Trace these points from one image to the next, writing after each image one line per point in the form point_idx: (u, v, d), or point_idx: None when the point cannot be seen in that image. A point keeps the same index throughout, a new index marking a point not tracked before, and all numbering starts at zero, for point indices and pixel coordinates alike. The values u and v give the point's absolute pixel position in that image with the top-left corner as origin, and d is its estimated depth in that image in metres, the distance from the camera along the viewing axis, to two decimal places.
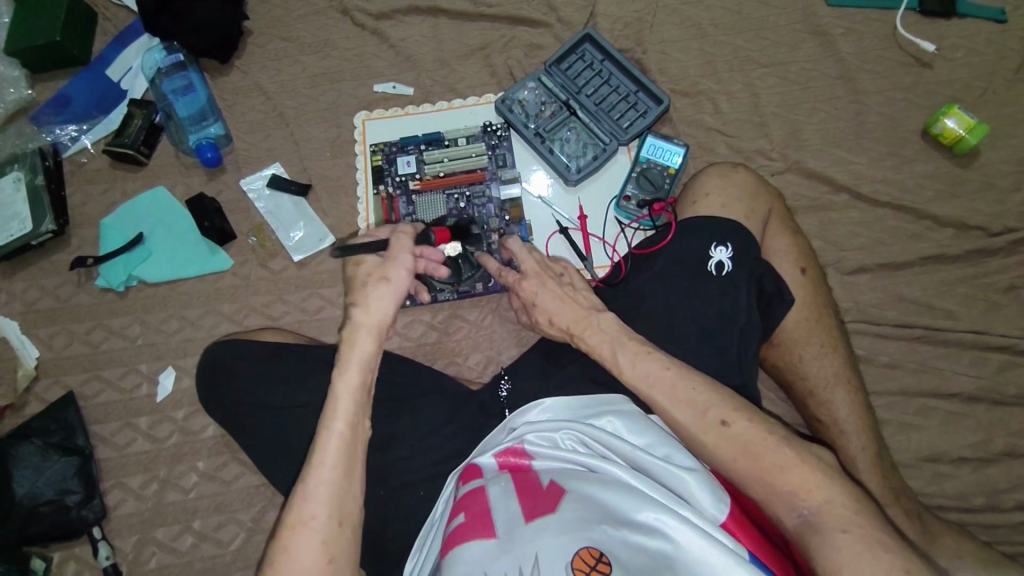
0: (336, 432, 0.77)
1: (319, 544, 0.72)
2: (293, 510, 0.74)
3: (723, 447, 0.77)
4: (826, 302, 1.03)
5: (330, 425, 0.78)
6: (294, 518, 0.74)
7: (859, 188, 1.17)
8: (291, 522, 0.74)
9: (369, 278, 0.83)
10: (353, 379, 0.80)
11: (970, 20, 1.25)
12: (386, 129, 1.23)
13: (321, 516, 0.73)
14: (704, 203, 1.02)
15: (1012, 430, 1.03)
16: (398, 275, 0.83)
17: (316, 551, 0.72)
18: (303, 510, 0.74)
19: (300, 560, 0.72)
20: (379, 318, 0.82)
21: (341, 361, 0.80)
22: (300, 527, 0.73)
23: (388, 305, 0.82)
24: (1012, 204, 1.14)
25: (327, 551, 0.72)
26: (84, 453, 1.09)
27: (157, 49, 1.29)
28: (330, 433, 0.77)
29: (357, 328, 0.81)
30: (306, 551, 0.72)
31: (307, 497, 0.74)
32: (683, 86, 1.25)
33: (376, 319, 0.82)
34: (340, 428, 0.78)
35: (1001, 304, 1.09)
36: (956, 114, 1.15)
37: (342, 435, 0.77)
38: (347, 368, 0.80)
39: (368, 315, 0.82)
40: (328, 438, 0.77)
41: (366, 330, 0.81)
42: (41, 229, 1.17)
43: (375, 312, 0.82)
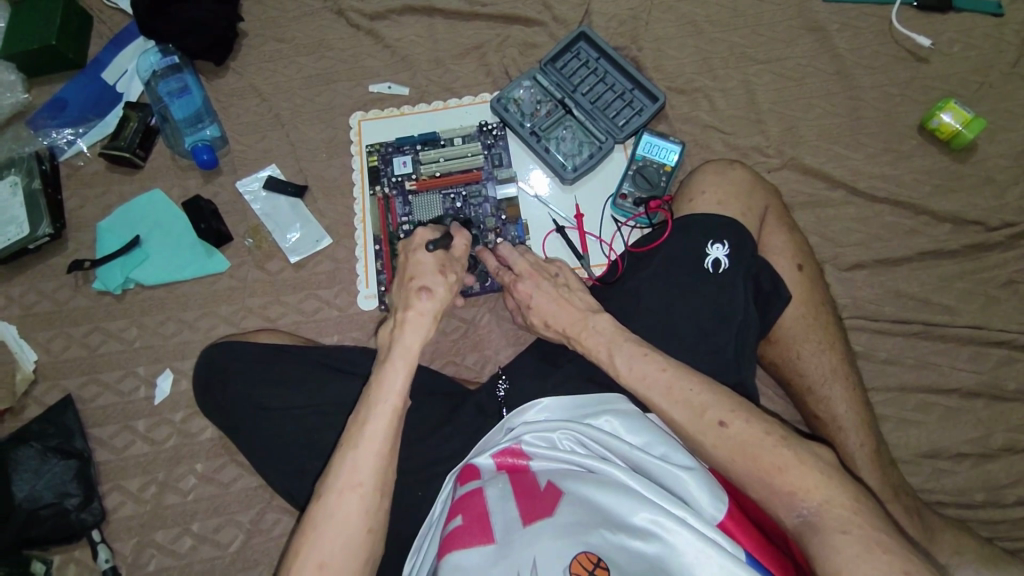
0: (391, 405, 0.77)
1: (363, 512, 0.73)
2: (339, 477, 0.74)
3: (721, 446, 0.76)
4: (824, 299, 1.02)
5: (384, 398, 0.78)
6: (340, 485, 0.74)
7: (856, 183, 1.16)
8: (336, 489, 0.74)
9: (440, 268, 0.87)
10: (410, 357, 0.81)
11: (966, 14, 1.25)
12: (382, 129, 1.23)
13: (369, 485, 0.74)
14: (701, 200, 1.02)
15: (1012, 425, 1.03)
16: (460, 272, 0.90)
17: (359, 519, 0.73)
18: (350, 479, 0.74)
19: (343, 526, 0.72)
20: (440, 304, 0.85)
21: (400, 337, 0.82)
22: (344, 495, 0.73)
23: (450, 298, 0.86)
24: (1011, 198, 1.14)
25: (369, 520, 0.73)
26: (82, 457, 1.09)
27: (152, 52, 1.29)
28: (385, 405, 0.77)
29: (422, 312, 0.83)
30: (350, 519, 0.72)
31: (355, 465, 0.74)
32: (679, 83, 1.24)
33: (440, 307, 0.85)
34: (395, 401, 0.78)
35: (1000, 299, 1.09)
36: (952, 108, 1.15)
37: (396, 408, 0.78)
38: (408, 346, 0.81)
39: (436, 301, 0.85)
40: (381, 410, 0.77)
41: (431, 316, 0.84)
42: (37, 234, 1.17)
43: (439, 299, 0.85)
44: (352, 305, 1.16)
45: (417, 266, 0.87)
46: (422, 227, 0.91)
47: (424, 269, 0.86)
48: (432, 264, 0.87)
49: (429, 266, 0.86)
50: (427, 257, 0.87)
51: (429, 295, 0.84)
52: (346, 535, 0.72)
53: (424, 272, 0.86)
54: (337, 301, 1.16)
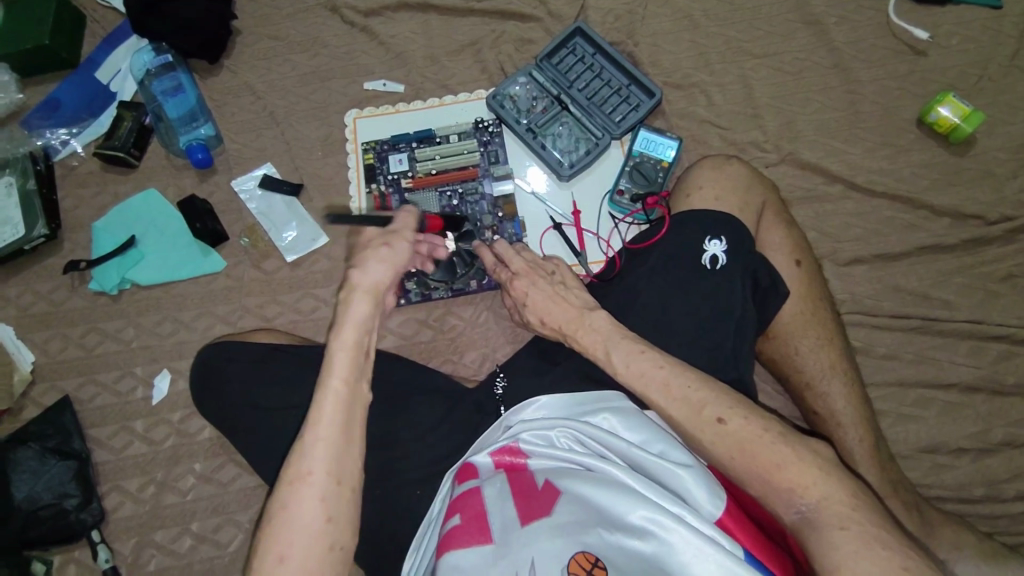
0: (332, 389, 0.76)
1: (318, 500, 0.71)
2: (290, 469, 0.73)
3: (719, 445, 0.76)
4: (823, 294, 1.02)
5: (326, 382, 0.76)
6: (290, 476, 0.72)
7: (854, 178, 1.16)
8: (287, 482, 0.72)
9: (373, 244, 0.83)
10: (350, 337, 0.78)
11: (965, 6, 1.24)
12: (378, 126, 1.23)
13: (318, 471, 0.72)
14: (698, 196, 1.02)
15: (1011, 420, 1.03)
16: (401, 245, 0.84)
17: (314, 509, 0.71)
18: (300, 469, 0.73)
19: (298, 517, 0.70)
20: (378, 279, 0.81)
21: (341, 318, 0.80)
22: (296, 485, 0.72)
23: (389, 270, 0.82)
24: (1009, 191, 1.13)
25: (325, 508, 0.71)
26: (81, 457, 1.09)
27: (145, 50, 1.28)
28: (327, 389, 0.75)
29: (360, 289, 0.80)
30: (304, 507, 0.71)
31: (303, 455, 0.73)
32: (675, 78, 1.24)
33: (379, 282, 0.81)
34: (339, 384, 0.76)
35: (1000, 294, 1.09)
36: (951, 102, 1.14)
37: (338, 391, 0.76)
38: (345, 326, 0.79)
39: (371, 278, 0.81)
40: (325, 394, 0.75)
41: (367, 291, 0.80)
42: (33, 235, 1.17)
43: (375, 273, 0.81)
44: None
45: (357, 247, 0.85)
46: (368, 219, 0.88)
47: (359, 249, 0.83)
48: (365, 243, 0.84)
49: (366, 243, 0.84)
50: (366, 234, 0.85)
51: (362, 272, 0.81)
52: (301, 526, 0.70)
53: (360, 250, 0.83)
54: (334, 300, 1.16)
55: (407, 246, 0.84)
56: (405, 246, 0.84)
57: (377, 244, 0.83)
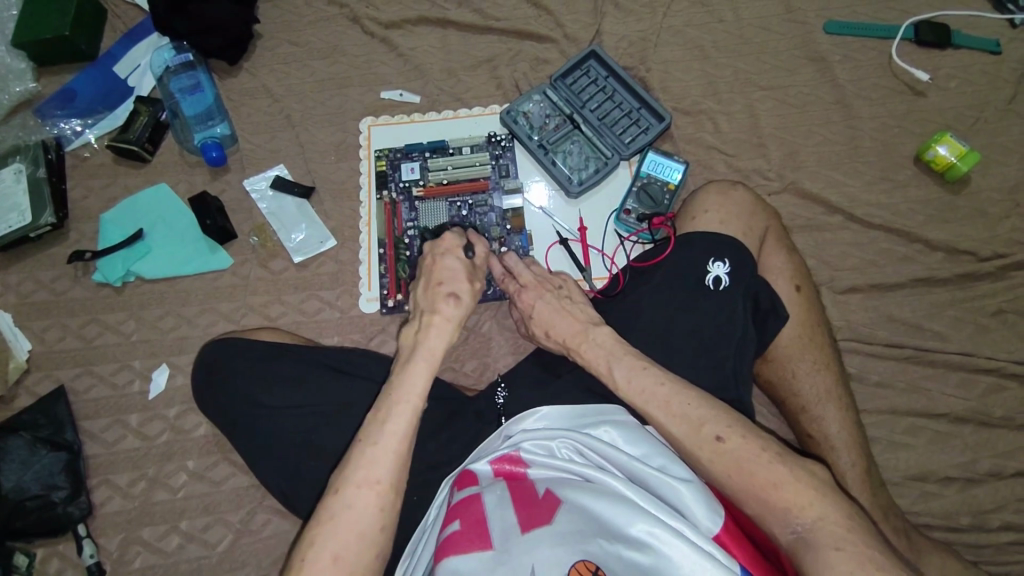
0: (412, 406, 0.78)
1: (379, 508, 0.73)
2: (358, 471, 0.74)
3: (718, 462, 0.77)
4: (820, 320, 1.04)
5: (404, 401, 0.79)
6: (359, 479, 0.73)
7: (853, 210, 1.19)
8: (354, 482, 0.73)
9: (464, 276, 0.89)
10: (432, 361, 0.82)
11: (964, 51, 1.29)
12: (391, 135, 1.25)
13: (387, 481, 0.74)
14: (703, 218, 1.04)
15: (999, 452, 1.05)
16: (483, 282, 0.92)
17: (373, 515, 0.72)
18: (369, 474, 0.74)
19: (358, 521, 0.72)
20: (463, 313, 0.87)
21: (426, 338, 0.84)
22: (360, 490, 0.73)
23: (476, 304, 0.89)
24: (1002, 230, 1.17)
25: (384, 519, 0.73)
26: (73, 449, 1.08)
27: (166, 48, 1.30)
28: (407, 405, 0.78)
29: (447, 318, 0.86)
30: (367, 513, 0.72)
31: (375, 461, 0.75)
32: (684, 105, 1.27)
33: (461, 314, 0.87)
34: (415, 403, 0.79)
35: (990, 328, 1.12)
36: (947, 141, 1.18)
37: (416, 410, 0.79)
38: (431, 350, 0.83)
39: (457, 310, 0.87)
40: (403, 411, 0.78)
41: (455, 324, 0.86)
42: (40, 222, 1.17)
43: (462, 305, 0.87)
44: (354, 307, 1.16)
45: (446, 273, 0.89)
46: (450, 232, 0.93)
47: (453, 277, 0.89)
48: (458, 272, 0.89)
49: (457, 273, 0.89)
50: (452, 265, 0.90)
51: (456, 304, 0.87)
52: (361, 530, 0.71)
53: (449, 279, 0.89)
54: (338, 303, 1.17)
55: (486, 283, 0.93)
56: (485, 284, 0.92)
57: (463, 277, 0.89)
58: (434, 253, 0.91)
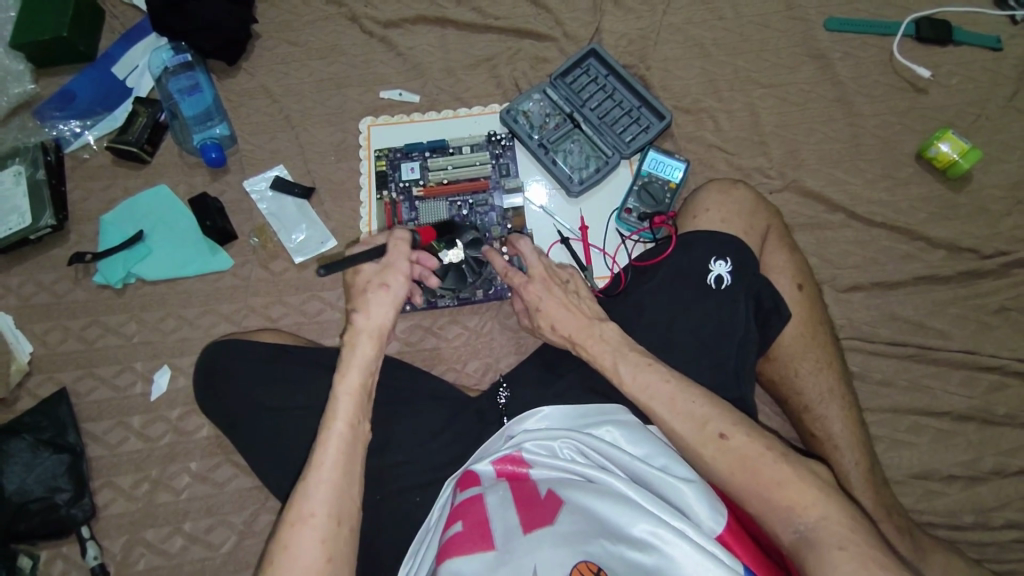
0: (338, 431, 0.78)
1: (319, 542, 0.72)
2: (292, 509, 0.74)
3: (721, 460, 0.77)
4: (823, 317, 1.04)
5: (330, 426, 0.78)
6: (293, 516, 0.73)
7: (855, 208, 1.19)
8: (291, 519, 0.73)
9: (371, 284, 0.85)
10: (353, 382, 0.81)
11: (965, 47, 1.29)
12: (391, 135, 1.25)
13: (321, 512, 0.73)
14: (705, 217, 1.04)
15: (1002, 450, 1.05)
16: (396, 283, 0.86)
17: (315, 550, 0.71)
18: (301, 510, 0.74)
19: (300, 558, 0.71)
20: (379, 324, 0.84)
21: (346, 358, 0.83)
22: (298, 524, 0.73)
23: (392, 312, 0.85)
24: (1004, 227, 1.17)
25: (327, 549, 0.72)
26: (75, 451, 1.08)
27: (164, 49, 1.29)
28: (331, 433, 0.78)
29: (366, 334, 0.84)
30: (308, 547, 0.71)
31: (307, 495, 0.74)
32: (685, 103, 1.27)
33: (380, 329, 0.84)
34: (342, 427, 0.78)
35: (992, 326, 1.12)
36: (950, 138, 1.18)
37: (344, 435, 0.78)
38: (348, 373, 0.81)
39: (373, 324, 0.84)
40: (328, 439, 0.78)
41: (367, 338, 0.83)
42: (40, 224, 1.17)
43: (376, 317, 0.84)
44: None
45: (355, 288, 0.87)
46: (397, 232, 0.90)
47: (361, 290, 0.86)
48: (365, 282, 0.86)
49: (364, 284, 0.86)
50: (359, 277, 0.86)
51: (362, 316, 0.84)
52: (305, 566, 0.70)
53: (359, 294, 0.85)
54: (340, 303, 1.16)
55: (404, 279, 0.87)
56: (402, 282, 0.86)
57: (373, 287, 0.85)
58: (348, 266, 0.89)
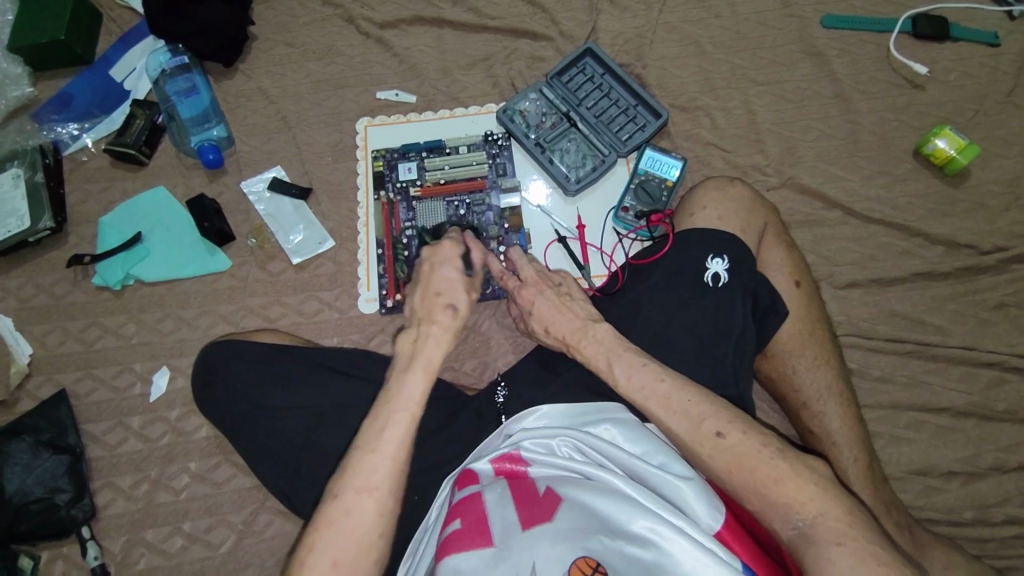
0: (412, 411, 0.78)
1: (377, 513, 0.73)
2: (355, 478, 0.74)
3: (717, 457, 0.77)
4: (820, 314, 1.04)
5: (405, 405, 0.78)
6: (358, 484, 0.74)
7: (853, 205, 1.19)
8: (353, 488, 0.74)
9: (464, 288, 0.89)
10: (431, 367, 0.82)
11: (962, 43, 1.29)
12: (388, 136, 1.25)
13: (385, 486, 0.74)
14: (701, 215, 1.04)
15: (1002, 446, 1.05)
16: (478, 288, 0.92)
17: (373, 521, 0.72)
18: (367, 480, 0.74)
19: (358, 527, 0.72)
20: (462, 320, 0.86)
21: (425, 343, 0.83)
22: (360, 496, 0.73)
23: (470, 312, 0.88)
24: (1002, 223, 1.17)
25: (382, 522, 0.73)
26: (75, 452, 1.08)
27: (161, 51, 1.29)
28: (404, 412, 0.78)
29: (449, 325, 0.85)
30: (368, 518, 0.72)
31: (373, 466, 0.75)
32: (681, 101, 1.27)
33: (461, 322, 0.86)
34: (415, 408, 0.79)
35: (991, 322, 1.11)
36: (947, 134, 1.17)
37: (414, 416, 0.78)
38: (430, 357, 0.82)
39: (458, 316, 0.86)
40: (399, 416, 0.78)
41: (453, 332, 0.85)
42: (39, 226, 1.17)
43: (458, 305, 0.87)
44: (353, 308, 1.16)
45: (443, 283, 0.88)
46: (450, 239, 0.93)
47: (450, 287, 0.88)
48: (456, 282, 0.89)
49: (455, 283, 0.88)
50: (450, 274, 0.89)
51: (453, 314, 0.86)
52: (361, 535, 0.72)
53: (447, 286, 0.88)
54: (337, 303, 1.17)
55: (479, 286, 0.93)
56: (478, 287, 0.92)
57: (459, 282, 0.89)
58: (433, 260, 0.91)
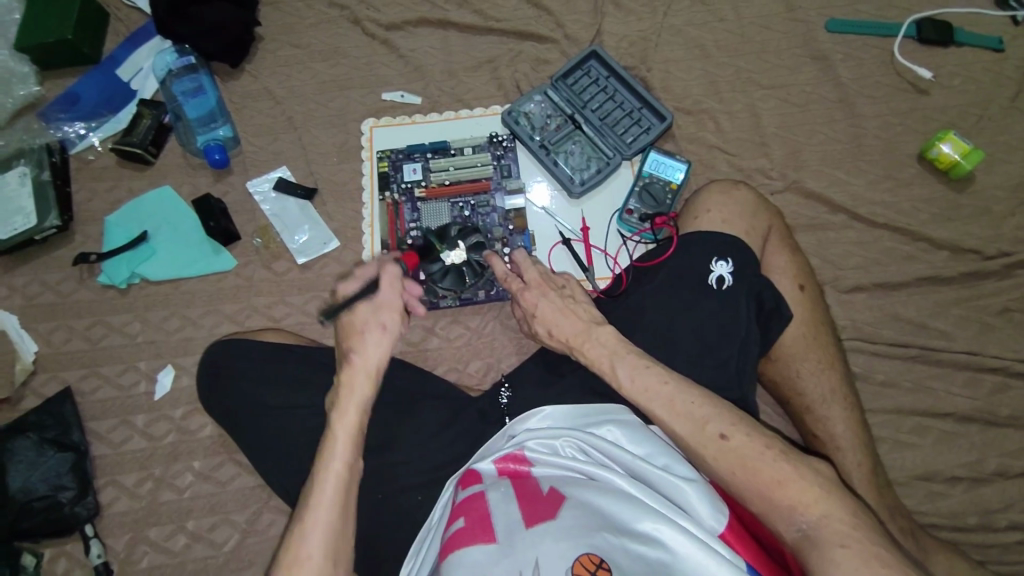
0: (336, 468, 0.78)
1: None
2: (291, 551, 0.74)
3: (721, 460, 0.77)
4: (824, 319, 1.04)
5: (327, 465, 0.78)
6: (292, 557, 0.74)
7: (857, 209, 1.19)
8: (287, 562, 0.74)
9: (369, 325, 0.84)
10: (350, 421, 0.81)
11: (967, 48, 1.29)
12: (393, 137, 1.25)
13: (317, 554, 0.74)
14: (706, 218, 1.04)
15: (1005, 451, 1.05)
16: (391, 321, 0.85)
17: None
18: (299, 551, 0.74)
19: None
20: (372, 363, 0.84)
21: (340, 398, 0.82)
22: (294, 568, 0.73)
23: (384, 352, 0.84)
24: (1006, 228, 1.17)
25: None
26: (79, 450, 1.08)
27: (168, 51, 1.30)
28: (329, 472, 0.78)
29: (359, 373, 0.83)
30: None
31: (306, 536, 0.75)
32: (686, 104, 1.27)
33: (373, 365, 0.83)
34: (339, 466, 0.79)
35: (995, 327, 1.11)
36: (952, 139, 1.18)
37: (341, 474, 0.78)
38: (347, 412, 0.82)
39: (367, 362, 0.83)
40: (327, 477, 0.78)
41: (366, 379, 0.83)
42: (45, 225, 1.18)
43: (371, 357, 0.84)
44: None
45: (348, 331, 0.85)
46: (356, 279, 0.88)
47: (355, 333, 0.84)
48: (365, 328, 0.84)
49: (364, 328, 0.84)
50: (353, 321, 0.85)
51: (358, 363, 0.83)
52: None
53: (354, 332, 0.84)
54: None
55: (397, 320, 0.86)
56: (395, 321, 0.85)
57: (363, 323, 0.85)
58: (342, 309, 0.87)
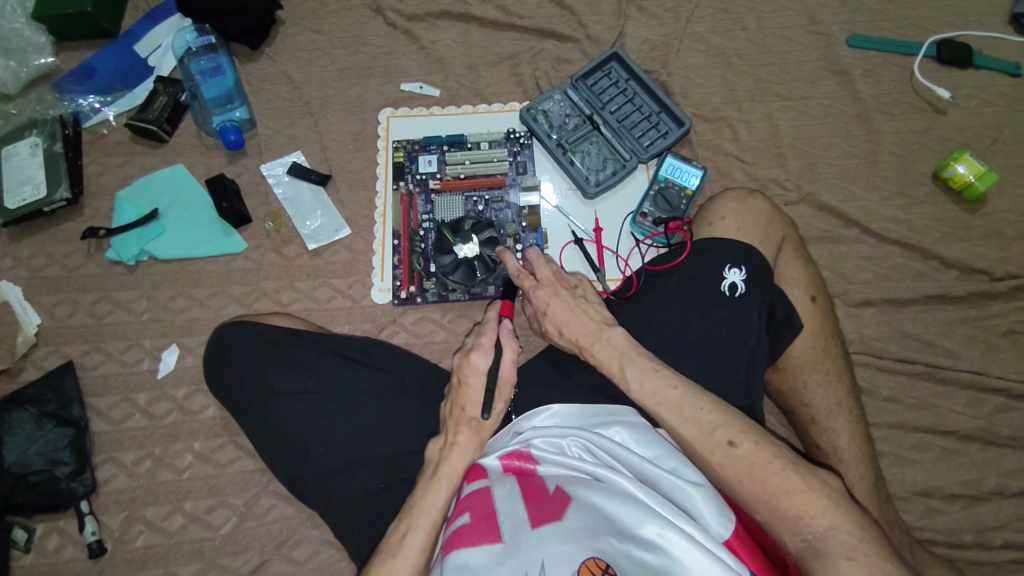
0: (433, 518, 0.80)
1: None
2: None
3: (728, 467, 0.77)
4: (833, 332, 1.04)
5: (426, 511, 0.81)
6: None
7: (869, 224, 1.19)
8: None
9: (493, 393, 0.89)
10: (454, 475, 0.83)
11: (985, 71, 1.30)
12: (410, 127, 1.25)
13: None
14: (721, 225, 1.04)
15: (1005, 472, 1.05)
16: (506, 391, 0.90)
17: None
18: None
19: None
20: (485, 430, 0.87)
21: (450, 450, 0.85)
22: None
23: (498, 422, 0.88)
24: (1015, 251, 1.18)
25: None
26: (79, 425, 1.07)
27: (187, 30, 1.29)
28: (425, 519, 0.80)
29: (469, 433, 0.86)
30: None
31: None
32: (705, 111, 1.28)
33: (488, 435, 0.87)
34: (434, 514, 0.80)
35: (1000, 348, 1.12)
36: (967, 160, 1.18)
37: (435, 523, 0.80)
38: (454, 467, 0.84)
39: (485, 431, 0.87)
40: (421, 524, 0.80)
41: (478, 443, 0.86)
42: (55, 197, 1.17)
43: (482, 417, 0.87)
44: (366, 296, 1.16)
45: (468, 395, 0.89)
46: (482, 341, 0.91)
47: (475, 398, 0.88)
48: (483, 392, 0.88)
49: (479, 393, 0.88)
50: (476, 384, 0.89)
51: (476, 428, 0.86)
52: None
53: (472, 396, 0.88)
54: (351, 292, 1.16)
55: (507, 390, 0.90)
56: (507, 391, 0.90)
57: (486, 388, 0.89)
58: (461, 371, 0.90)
